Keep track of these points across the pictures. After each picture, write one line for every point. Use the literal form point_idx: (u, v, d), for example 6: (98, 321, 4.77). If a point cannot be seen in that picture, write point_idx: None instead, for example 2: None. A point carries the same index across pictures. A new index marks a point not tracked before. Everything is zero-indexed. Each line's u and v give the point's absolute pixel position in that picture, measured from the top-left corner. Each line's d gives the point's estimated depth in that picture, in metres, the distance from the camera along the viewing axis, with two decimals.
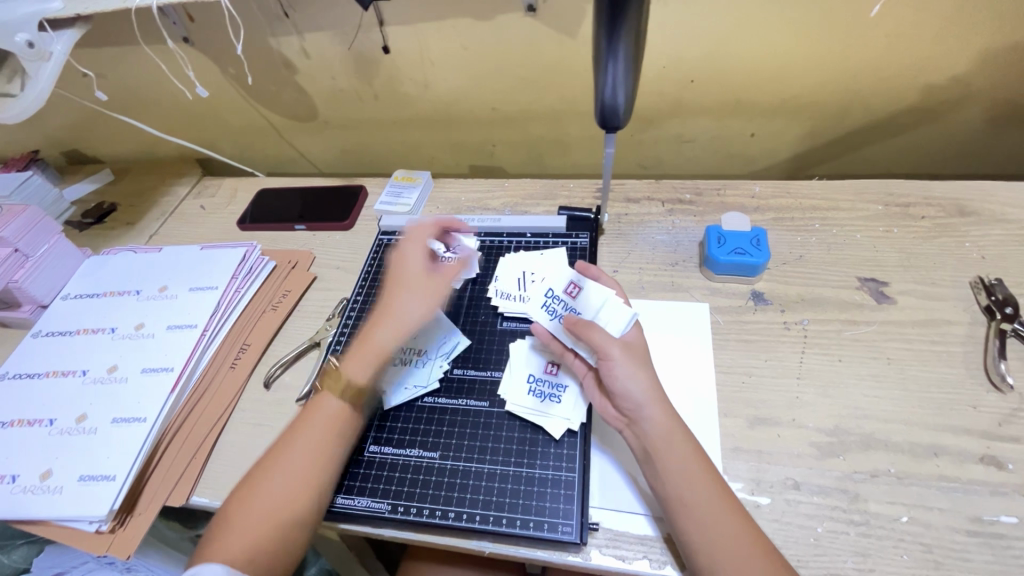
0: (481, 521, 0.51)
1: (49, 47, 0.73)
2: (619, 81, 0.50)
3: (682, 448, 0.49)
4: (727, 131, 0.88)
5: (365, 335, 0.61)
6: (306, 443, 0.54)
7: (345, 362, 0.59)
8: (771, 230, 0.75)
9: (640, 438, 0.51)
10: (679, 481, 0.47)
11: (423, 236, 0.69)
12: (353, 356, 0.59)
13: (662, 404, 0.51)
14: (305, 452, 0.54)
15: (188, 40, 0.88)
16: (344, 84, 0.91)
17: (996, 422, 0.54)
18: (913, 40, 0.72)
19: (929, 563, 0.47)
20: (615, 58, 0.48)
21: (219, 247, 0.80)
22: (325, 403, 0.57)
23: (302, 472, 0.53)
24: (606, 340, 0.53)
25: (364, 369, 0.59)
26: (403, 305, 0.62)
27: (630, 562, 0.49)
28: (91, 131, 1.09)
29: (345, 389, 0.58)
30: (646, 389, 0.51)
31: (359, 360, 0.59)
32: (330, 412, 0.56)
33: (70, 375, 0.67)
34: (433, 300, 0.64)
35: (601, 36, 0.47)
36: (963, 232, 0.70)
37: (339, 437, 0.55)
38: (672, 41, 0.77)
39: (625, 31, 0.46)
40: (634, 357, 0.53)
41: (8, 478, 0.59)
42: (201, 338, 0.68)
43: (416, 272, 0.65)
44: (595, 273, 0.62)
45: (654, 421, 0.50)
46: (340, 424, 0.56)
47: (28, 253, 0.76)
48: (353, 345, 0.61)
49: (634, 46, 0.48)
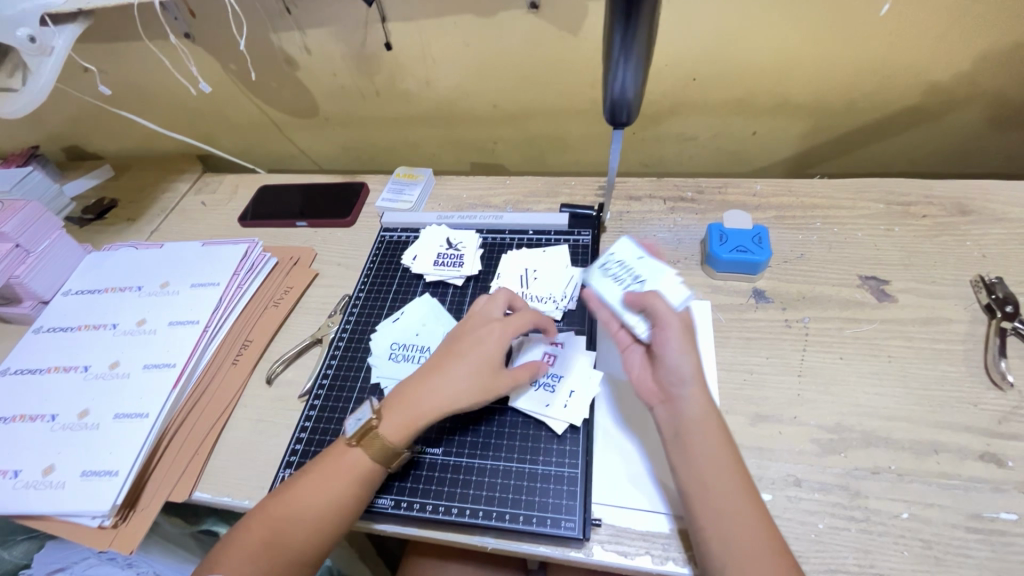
0: (485, 517, 0.52)
1: (51, 41, 0.72)
2: (630, 78, 0.51)
3: (715, 433, 0.49)
4: (729, 129, 0.88)
5: (407, 399, 0.54)
6: (326, 491, 0.50)
7: (382, 420, 0.53)
8: (772, 228, 0.75)
9: (672, 417, 0.51)
10: (708, 466, 0.48)
11: (521, 324, 0.57)
12: (392, 415, 0.53)
13: (703, 387, 0.51)
14: (322, 500, 0.50)
15: (189, 35, 0.88)
16: (345, 81, 0.91)
17: (996, 419, 0.54)
18: (916, 39, 0.72)
19: (930, 559, 0.47)
20: (627, 57, 0.48)
21: (220, 243, 0.80)
22: (348, 455, 0.52)
23: (318, 521, 0.49)
24: (666, 311, 0.52)
25: (399, 439, 0.52)
26: (451, 386, 0.54)
27: (632, 557, 0.49)
28: (91, 127, 1.09)
29: (377, 452, 0.52)
30: (693, 370, 0.51)
31: (398, 426, 0.53)
32: (354, 462, 0.52)
33: (72, 371, 0.67)
34: (485, 393, 0.54)
35: (614, 34, 0.47)
36: (964, 231, 0.70)
37: (361, 488, 0.51)
38: (674, 39, 0.77)
39: (638, 31, 0.46)
40: (689, 334, 0.52)
41: (11, 473, 0.59)
42: (203, 334, 0.68)
43: (488, 356, 0.55)
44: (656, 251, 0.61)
45: (694, 402, 0.50)
46: (366, 478, 0.52)
47: (29, 249, 0.76)
48: (389, 404, 0.54)
49: (646, 45, 0.48)
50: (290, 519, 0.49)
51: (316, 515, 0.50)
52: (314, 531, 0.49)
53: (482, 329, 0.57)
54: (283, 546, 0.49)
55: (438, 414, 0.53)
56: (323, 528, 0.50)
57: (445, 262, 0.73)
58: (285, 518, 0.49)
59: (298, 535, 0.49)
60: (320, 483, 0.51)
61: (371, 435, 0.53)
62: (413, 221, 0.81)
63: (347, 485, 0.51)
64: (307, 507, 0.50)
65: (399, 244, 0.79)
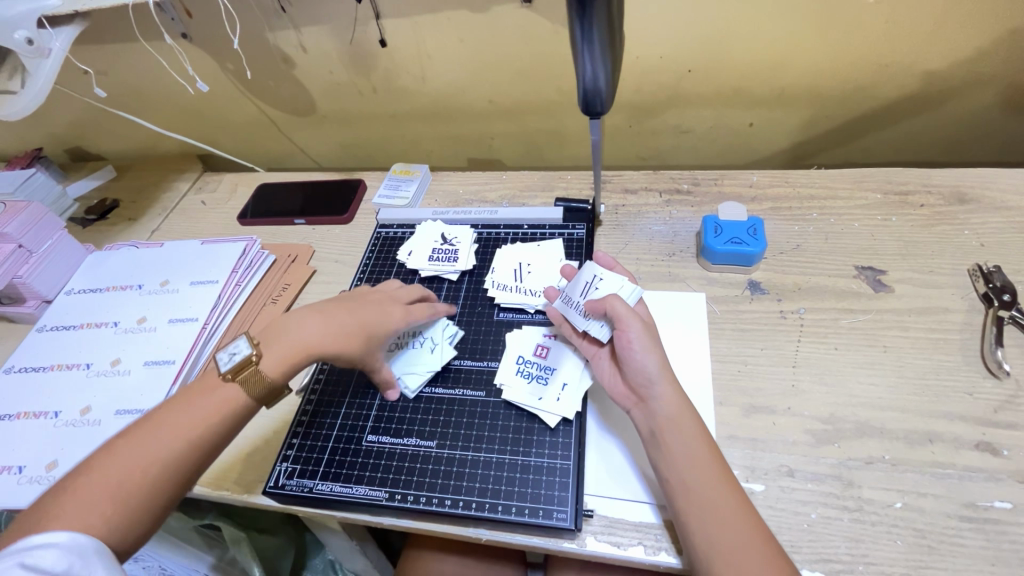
0: (478, 509, 0.52)
1: (48, 44, 0.73)
2: (598, 65, 0.50)
3: (688, 429, 0.49)
4: (725, 121, 0.88)
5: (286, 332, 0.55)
6: (187, 424, 0.49)
7: (263, 355, 0.53)
8: (768, 220, 0.74)
9: (649, 416, 0.51)
10: (685, 463, 0.48)
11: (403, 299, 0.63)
12: (274, 351, 0.53)
13: (672, 383, 0.52)
14: (181, 434, 0.48)
15: (186, 35, 0.88)
16: (341, 78, 0.91)
17: (992, 408, 0.54)
18: (912, 26, 0.71)
19: (923, 548, 0.47)
20: (591, 43, 0.48)
21: (219, 241, 0.81)
22: (224, 389, 0.51)
23: (168, 456, 0.47)
24: (627, 311, 0.53)
25: (281, 372, 0.53)
26: (317, 321, 0.56)
27: (625, 548, 0.49)
28: (93, 129, 1.10)
29: (258, 387, 0.52)
30: (659, 366, 0.51)
31: (278, 359, 0.53)
32: (225, 397, 0.51)
33: (75, 369, 0.68)
34: (336, 336, 0.55)
35: (574, 23, 0.47)
36: (962, 219, 0.69)
37: (227, 424, 0.51)
38: (667, 31, 0.77)
39: (596, 14, 0.45)
40: (651, 336, 0.53)
41: (15, 468, 0.60)
42: (203, 331, 0.69)
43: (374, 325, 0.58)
44: (606, 262, 0.63)
45: (663, 400, 0.51)
46: (228, 411, 0.51)
47: (32, 249, 0.77)
48: (269, 339, 0.54)
49: (609, 30, 0.47)
50: (139, 452, 0.46)
51: (166, 447, 0.47)
52: (162, 470, 0.46)
53: (376, 298, 0.61)
54: (128, 479, 0.45)
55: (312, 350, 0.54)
56: (173, 466, 0.47)
57: (441, 257, 0.73)
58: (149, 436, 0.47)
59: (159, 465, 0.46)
60: (183, 419, 0.49)
61: (249, 368, 0.52)
62: (409, 216, 0.81)
63: (209, 418, 0.50)
64: (161, 441, 0.47)
65: (395, 240, 0.80)
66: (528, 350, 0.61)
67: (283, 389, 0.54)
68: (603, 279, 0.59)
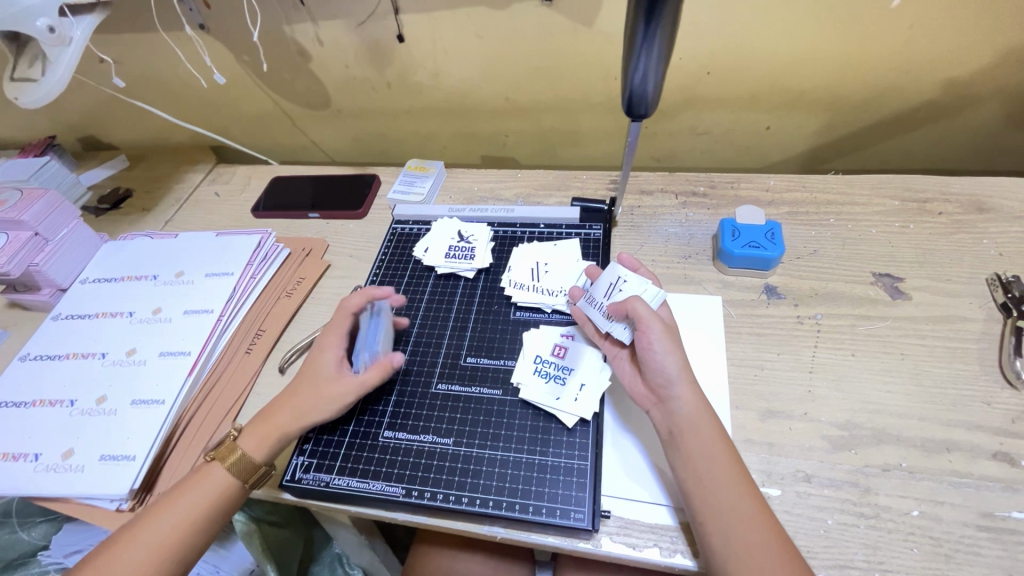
0: (495, 507, 0.52)
1: (69, 32, 0.73)
2: (650, 68, 0.50)
3: (707, 431, 0.49)
4: (742, 124, 0.88)
5: (267, 414, 0.56)
6: (185, 508, 0.51)
7: (243, 434, 0.55)
8: (785, 224, 0.74)
9: (667, 417, 0.51)
10: (703, 464, 0.48)
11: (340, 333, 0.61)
12: (251, 431, 0.55)
13: (692, 384, 0.52)
14: (178, 522, 0.50)
15: (204, 26, 0.88)
16: (357, 73, 0.91)
17: (1010, 418, 0.54)
18: (934, 34, 0.71)
19: (940, 556, 0.47)
20: (650, 46, 0.47)
21: (234, 234, 0.81)
22: (210, 474, 0.53)
23: (168, 545, 0.49)
24: (649, 314, 0.53)
25: (262, 449, 0.54)
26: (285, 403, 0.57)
27: (641, 550, 0.49)
28: (107, 118, 1.11)
29: (238, 465, 0.54)
30: (679, 367, 0.51)
31: (256, 439, 0.55)
32: (218, 479, 0.53)
33: (91, 358, 0.68)
34: (322, 395, 0.56)
35: (637, 22, 0.46)
36: (981, 228, 0.69)
37: (221, 505, 0.53)
38: (688, 33, 0.76)
39: (664, 16, 0.45)
40: (673, 338, 0.53)
41: (31, 456, 0.60)
42: (218, 322, 0.70)
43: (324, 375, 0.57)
44: (630, 263, 0.63)
45: (682, 402, 0.50)
46: (222, 493, 0.53)
47: (48, 237, 0.77)
48: (252, 422, 0.57)
49: (670, 34, 0.47)
50: (141, 546, 0.49)
51: (165, 538, 0.50)
52: (163, 562, 0.49)
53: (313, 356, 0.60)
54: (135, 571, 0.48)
55: (300, 418, 0.56)
56: (175, 555, 0.49)
57: (457, 255, 0.73)
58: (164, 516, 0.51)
59: (171, 544, 0.50)
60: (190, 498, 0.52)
61: (229, 446, 0.54)
62: (424, 213, 0.81)
63: (193, 505, 0.51)
64: (167, 526, 0.50)
65: (410, 236, 0.80)
66: (546, 350, 0.61)
67: (261, 464, 0.54)
68: (628, 281, 0.58)
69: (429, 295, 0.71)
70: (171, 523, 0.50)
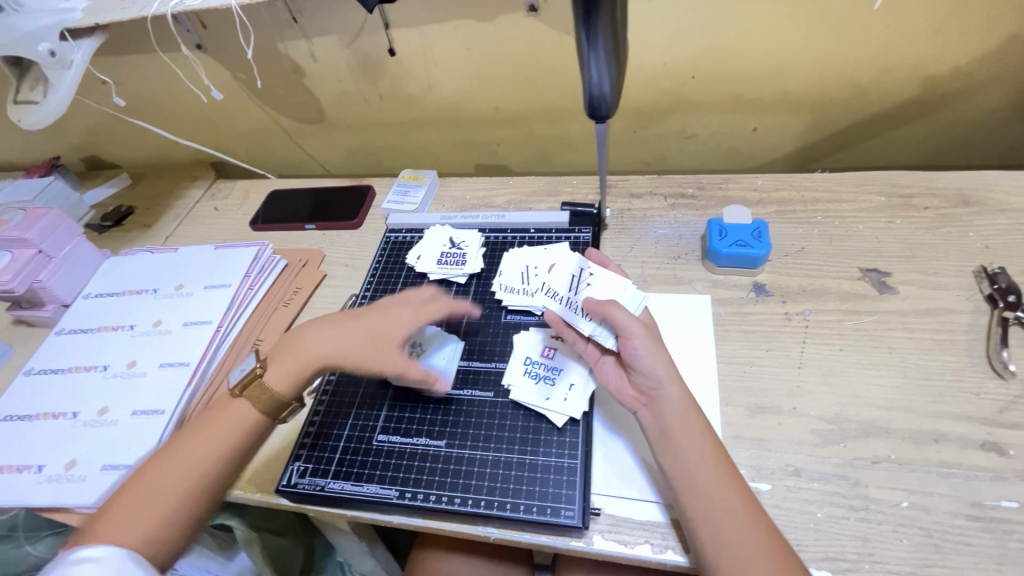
0: (487, 507, 0.53)
1: (70, 55, 0.75)
2: (603, 70, 0.51)
3: (695, 429, 0.50)
4: (729, 126, 0.89)
5: (297, 349, 0.58)
6: (209, 440, 0.53)
7: (267, 369, 0.57)
8: (772, 223, 0.75)
9: (655, 416, 0.52)
10: (691, 461, 0.49)
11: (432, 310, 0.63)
12: (278, 363, 0.57)
13: (680, 385, 0.53)
14: (202, 451, 0.52)
15: (201, 46, 0.91)
16: (351, 87, 0.93)
17: (998, 408, 0.54)
18: (913, 32, 0.72)
19: (929, 547, 0.47)
20: (596, 49, 0.49)
21: (232, 246, 0.82)
22: (237, 406, 0.55)
23: (192, 472, 0.51)
24: (629, 319, 0.54)
25: (286, 385, 0.56)
26: (317, 341, 0.58)
27: (632, 547, 0.50)
28: (110, 137, 1.13)
29: (265, 399, 0.55)
30: (666, 368, 0.52)
31: (284, 374, 0.56)
32: (239, 413, 0.55)
33: (92, 371, 0.70)
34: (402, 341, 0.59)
35: (579, 27, 0.48)
36: (967, 221, 0.70)
37: (242, 439, 0.54)
38: (670, 39, 0.78)
39: (600, 16, 0.47)
40: (655, 341, 0.54)
41: (35, 468, 0.61)
42: (217, 333, 0.71)
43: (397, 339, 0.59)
44: (599, 258, 0.65)
45: (671, 401, 0.51)
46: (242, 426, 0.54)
47: (51, 254, 0.79)
48: (276, 355, 0.58)
49: (612, 34, 0.49)
50: (170, 470, 0.51)
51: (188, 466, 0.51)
52: (190, 492, 0.50)
53: (378, 309, 0.61)
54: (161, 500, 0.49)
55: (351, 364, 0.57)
56: (200, 482, 0.51)
57: (449, 261, 0.75)
58: (191, 448, 0.53)
59: (193, 470, 0.51)
60: (209, 432, 0.53)
61: (257, 382, 0.56)
62: (417, 221, 0.82)
63: (218, 438, 0.53)
64: (187, 455, 0.52)
65: (404, 244, 0.81)
66: (536, 350, 0.62)
67: (289, 401, 0.56)
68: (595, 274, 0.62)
69: None
70: (192, 452, 0.52)
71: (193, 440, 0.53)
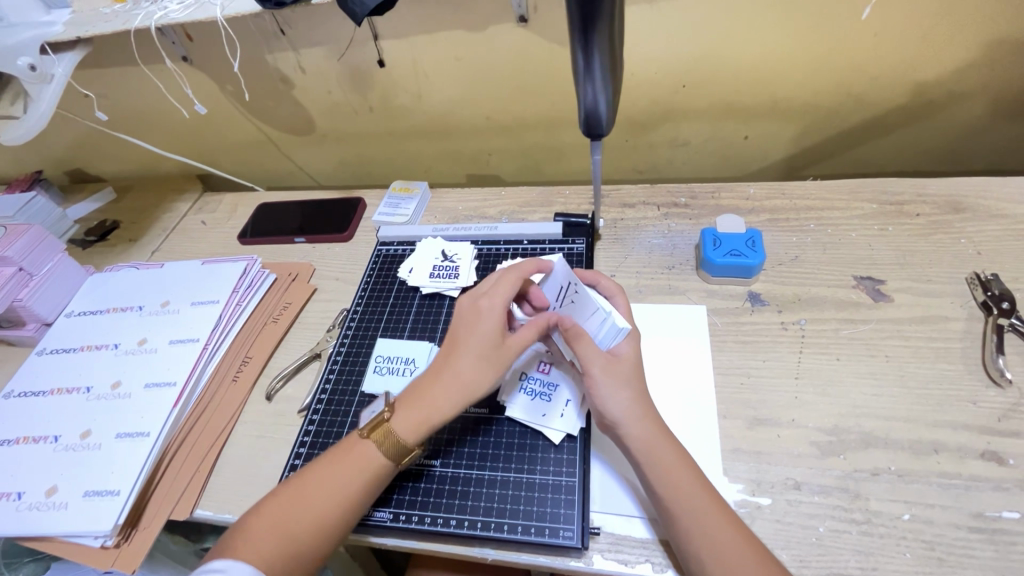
0: (483, 528, 0.52)
1: (51, 70, 0.74)
2: (599, 88, 0.51)
3: (665, 458, 0.49)
4: (720, 135, 0.89)
5: (417, 393, 0.53)
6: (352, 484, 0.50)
7: (396, 415, 0.52)
8: (766, 231, 0.75)
9: (625, 449, 0.51)
10: (664, 492, 0.48)
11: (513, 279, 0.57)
12: (407, 412, 0.52)
13: (644, 415, 0.51)
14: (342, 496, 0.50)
15: (187, 58, 0.90)
16: (340, 98, 0.92)
17: (996, 417, 0.54)
18: (900, 41, 0.73)
19: (932, 560, 0.47)
20: (592, 71, 0.49)
21: (220, 261, 0.81)
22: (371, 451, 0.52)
23: (326, 518, 0.49)
24: (590, 354, 0.53)
25: (415, 433, 0.51)
26: (436, 384, 0.52)
27: (633, 566, 0.49)
28: (94, 151, 1.11)
29: (391, 445, 0.51)
30: (626, 404, 0.51)
31: (411, 421, 0.51)
32: (370, 458, 0.52)
33: (74, 393, 0.68)
34: (501, 321, 0.53)
35: (576, 50, 0.47)
36: (959, 228, 0.70)
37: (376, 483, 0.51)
38: (660, 49, 0.78)
39: (598, 42, 0.46)
40: (616, 376, 0.52)
41: (14, 495, 0.59)
42: (204, 351, 0.69)
43: (491, 336, 0.53)
44: (591, 277, 0.62)
45: (635, 437, 0.50)
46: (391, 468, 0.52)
47: (32, 272, 0.77)
48: (404, 400, 0.53)
49: (610, 56, 0.48)
50: (307, 513, 0.48)
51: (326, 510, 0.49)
52: (324, 531, 0.48)
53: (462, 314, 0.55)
54: (287, 539, 0.47)
55: (461, 390, 0.52)
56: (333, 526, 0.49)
57: (441, 274, 0.74)
58: (324, 487, 0.50)
59: (325, 514, 0.49)
60: (357, 474, 0.51)
61: (383, 427, 0.52)
62: (409, 234, 0.81)
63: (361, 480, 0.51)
64: (334, 499, 0.49)
65: (395, 258, 0.80)
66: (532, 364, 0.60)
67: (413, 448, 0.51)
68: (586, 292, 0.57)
69: (414, 315, 0.72)
70: (327, 494, 0.50)
71: (337, 481, 0.50)
